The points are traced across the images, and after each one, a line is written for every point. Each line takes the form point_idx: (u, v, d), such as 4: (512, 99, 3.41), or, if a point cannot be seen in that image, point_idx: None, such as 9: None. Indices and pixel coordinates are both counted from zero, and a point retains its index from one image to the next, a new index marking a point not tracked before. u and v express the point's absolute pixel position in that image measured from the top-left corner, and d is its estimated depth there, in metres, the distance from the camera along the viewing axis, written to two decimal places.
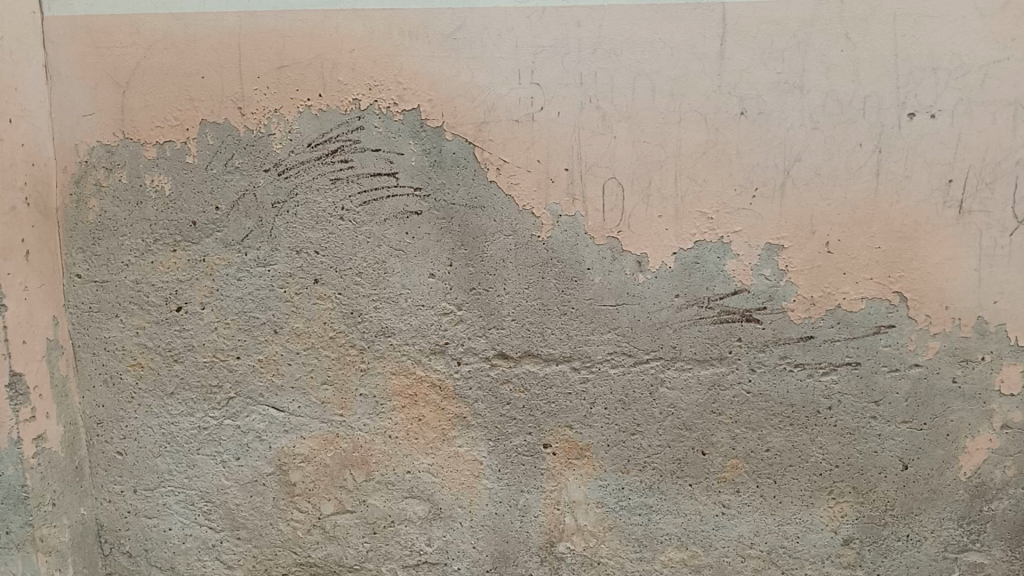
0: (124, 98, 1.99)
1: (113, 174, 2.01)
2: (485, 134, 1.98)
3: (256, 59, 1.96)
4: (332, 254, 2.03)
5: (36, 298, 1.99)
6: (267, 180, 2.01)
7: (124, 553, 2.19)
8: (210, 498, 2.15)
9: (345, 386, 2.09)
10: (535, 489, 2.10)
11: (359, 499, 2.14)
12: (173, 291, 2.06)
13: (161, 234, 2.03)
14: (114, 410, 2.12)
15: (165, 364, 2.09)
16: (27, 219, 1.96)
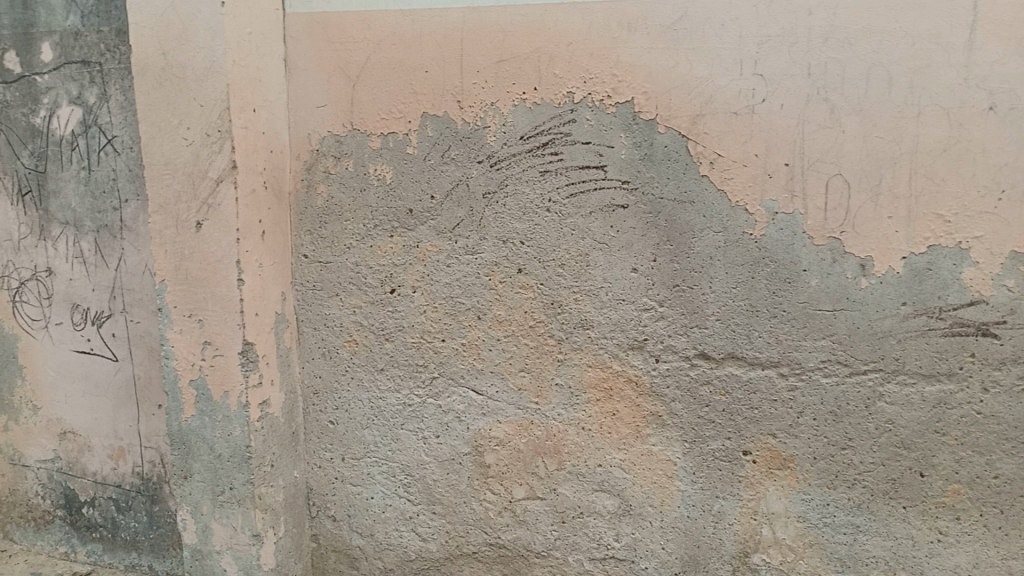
0: (353, 91, 2.09)
1: (341, 162, 2.14)
2: (700, 127, 1.90)
3: (477, 54, 1.99)
4: (537, 245, 2.04)
5: (269, 274, 2.14)
6: (479, 171, 2.05)
7: (329, 516, 2.34)
8: (410, 471, 2.24)
9: (542, 375, 2.09)
10: (731, 496, 2.02)
11: (551, 487, 2.14)
12: (388, 274, 2.16)
13: (380, 220, 2.14)
14: (329, 381, 2.27)
15: (377, 342, 2.20)
16: (264, 201, 2.11)
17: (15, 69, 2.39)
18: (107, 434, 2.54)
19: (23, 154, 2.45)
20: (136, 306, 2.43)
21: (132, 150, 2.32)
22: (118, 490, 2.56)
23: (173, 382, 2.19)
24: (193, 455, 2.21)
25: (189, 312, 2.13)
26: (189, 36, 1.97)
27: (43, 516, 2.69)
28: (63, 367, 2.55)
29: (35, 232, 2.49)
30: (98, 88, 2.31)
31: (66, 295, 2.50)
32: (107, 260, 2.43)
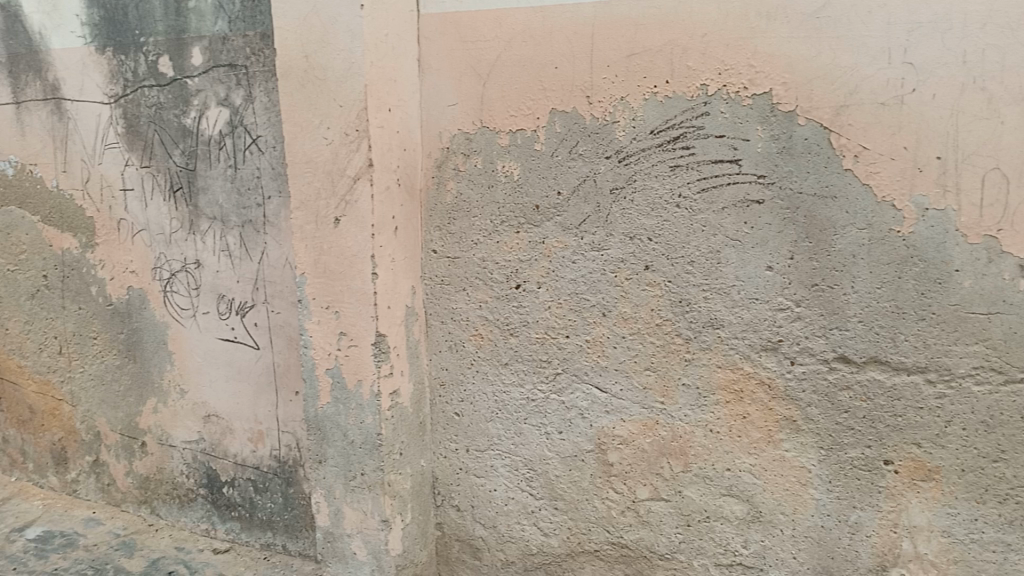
0: (483, 89, 2.10)
1: (469, 159, 2.17)
2: (843, 119, 1.81)
3: (608, 48, 1.96)
4: (666, 242, 2.00)
5: (400, 268, 2.20)
6: (607, 166, 2.02)
7: (453, 506, 2.39)
8: (532, 466, 2.25)
9: (668, 374, 2.05)
10: (870, 506, 1.93)
11: (676, 489, 2.10)
12: (514, 269, 2.17)
13: (507, 216, 2.15)
14: (456, 374, 2.31)
15: (502, 337, 2.22)
16: (397, 198, 2.17)
17: (169, 73, 2.56)
18: (247, 418, 2.69)
19: (176, 153, 2.62)
20: (276, 297, 2.55)
21: (275, 149, 2.43)
22: (256, 472, 2.71)
23: (310, 370, 2.29)
24: (327, 441, 2.30)
25: (326, 303, 2.22)
26: (329, 39, 2.05)
27: (187, 493, 2.87)
28: (209, 354, 2.71)
29: (186, 226, 2.66)
30: (244, 90, 2.44)
31: (213, 286, 2.66)
32: (251, 253, 2.56)
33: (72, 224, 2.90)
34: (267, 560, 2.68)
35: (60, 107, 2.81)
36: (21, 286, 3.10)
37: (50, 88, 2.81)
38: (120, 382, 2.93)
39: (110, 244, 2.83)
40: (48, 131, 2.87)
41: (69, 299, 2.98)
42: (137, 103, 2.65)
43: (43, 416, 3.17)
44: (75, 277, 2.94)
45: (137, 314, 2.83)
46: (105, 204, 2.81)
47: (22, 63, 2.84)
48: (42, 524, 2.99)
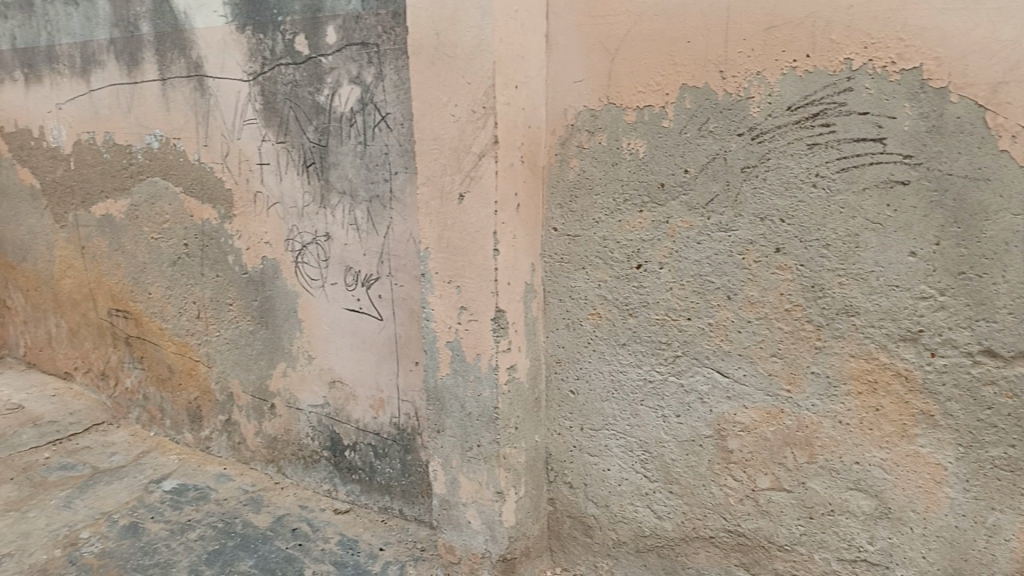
0: (612, 64, 2.08)
1: (594, 137, 2.15)
2: (1001, 96, 1.67)
3: (745, 22, 1.90)
4: (799, 224, 1.92)
5: (521, 245, 2.22)
6: (739, 144, 1.96)
7: (566, 483, 2.41)
8: (648, 448, 2.24)
9: (795, 361, 1.99)
10: (1011, 510, 1.81)
11: (799, 479, 2.04)
12: (636, 249, 2.15)
13: (631, 195, 2.13)
14: (572, 352, 2.32)
15: (621, 317, 2.21)
16: (521, 174, 2.18)
17: (305, 52, 2.66)
18: (369, 386, 2.79)
19: (309, 129, 2.73)
20: (400, 270, 2.63)
21: (403, 126, 2.49)
22: (376, 438, 2.81)
23: (432, 342, 2.35)
24: (446, 411, 2.36)
25: (449, 278, 2.26)
26: (460, 16, 2.07)
27: (311, 455, 3.01)
28: (335, 323, 2.83)
29: (317, 200, 2.77)
30: (375, 68, 2.51)
31: (341, 258, 2.76)
32: (377, 227, 2.64)
33: (212, 196, 3.08)
34: (385, 523, 2.79)
35: (203, 84, 2.98)
36: (164, 253, 3.32)
37: (194, 66, 2.98)
38: (252, 347, 3.10)
39: (246, 215, 2.99)
40: (191, 107, 3.04)
41: (207, 267, 3.17)
42: (274, 80, 2.77)
43: (181, 376, 3.40)
44: (213, 246, 3.12)
45: (270, 283, 2.98)
46: (242, 178, 2.96)
47: (169, 43, 3.02)
48: (178, 476, 3.21)
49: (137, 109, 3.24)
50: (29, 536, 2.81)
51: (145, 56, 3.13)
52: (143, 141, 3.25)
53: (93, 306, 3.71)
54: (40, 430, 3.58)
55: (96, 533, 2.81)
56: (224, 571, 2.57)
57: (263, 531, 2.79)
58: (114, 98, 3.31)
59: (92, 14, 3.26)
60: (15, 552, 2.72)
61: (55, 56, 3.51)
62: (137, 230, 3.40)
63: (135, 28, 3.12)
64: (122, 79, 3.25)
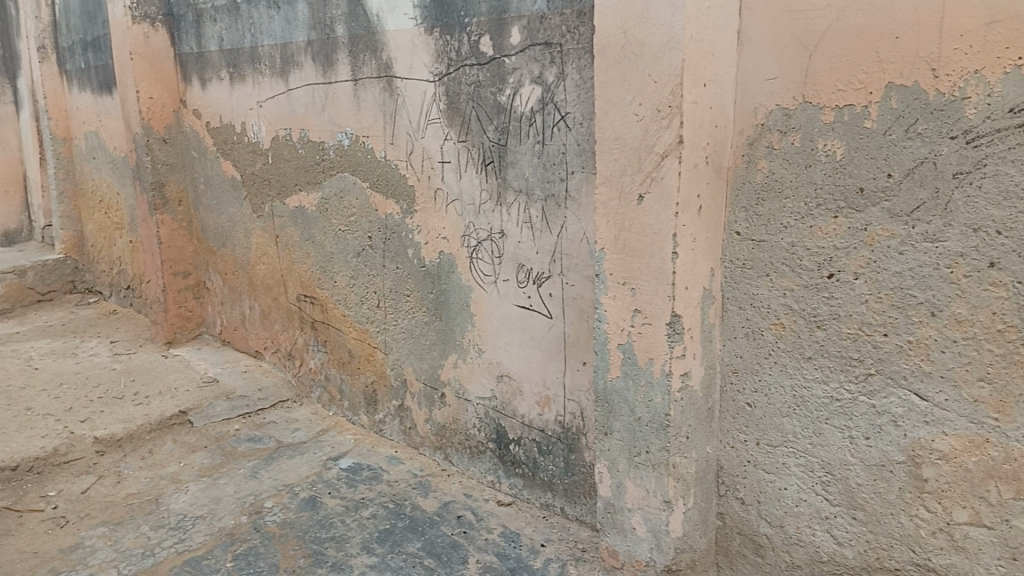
0: (808, 62, 1.97)
1: (786, 137, 2.05)
2: None
3: (963, 15, 1.72)
4: (1018, 237, 1.74)
5: (701, 249, 2.16)
6: (951, 147, 1.80)
7: (738, 499, 2.34)
8: (830, 470, 2.12)
9: (1007, 388, 1.80)
10: None
11: (1003, 517, 1.85)
12: (827, 257, 2.03)
13: (824, 200, 2.01)
14: (751, 362, 2.23)
15: (807, 329, 2.09)
16: (704, 176, 2.12)
17: (489, 53, 2.73)
18: (537, 383, 2.83)
19: (490, 128, 2.79)
20: (572, 270, 2.63)
21: (582, 126, 2.49)
22: (541, 434, 2.84)
23: (603, 343, 2.34)
24: (615, 414, 2.35)
25: (624, 280, 2.24)
26: (648, 14, 2.04)
27: (477, 446, 3.10)
28: (506, 319, 2.89)
29: (494, 197, 2.84)
30: (557, 68, 2.52)
31: (514, 256, 2.81)
32: (551, 226, 2.66)
33: (395, 192, 3.23)
34: (546, 519, 2.83)
35: (391, 85, 3.12)
36: (349, 244, 3.52)
37: (384, 67, 3.13)
38: (427, 337, 3.22)
39: (427, 211, 3.11)
40: (380, 107, 3.21)
41: (387, 259, 3.33)
42: (458, 80, 2.86)
43: (360, 360, 3.60)
44: (394, 239, 3.28)
45: (446, 277, 3.09)
46: (424, 174, 3.08)
47: (362, 44, 3.20)
48: (354, 455, 3.40)
49: (330, 107, 3.45)
50: (221, 501, 3.07)
51: (339, 58, 3.34)
52: (334, 138, 3.46)
53: (284, 291, 4.01)
54: (233, 403, 3.90)
55: (279, 503, 3.03)
56: (392, 551, 2.69)
57: (430, 515, 2.89)
58: (310, 98, 3.55)
59: (293, 18, 3.50)
60: (208, 515, 2.98)
61: (258, 58, 3.81)
62: (325, 222, 3.63)
63: (331, 31, 3.33)
64: (319, 79, 3.47)
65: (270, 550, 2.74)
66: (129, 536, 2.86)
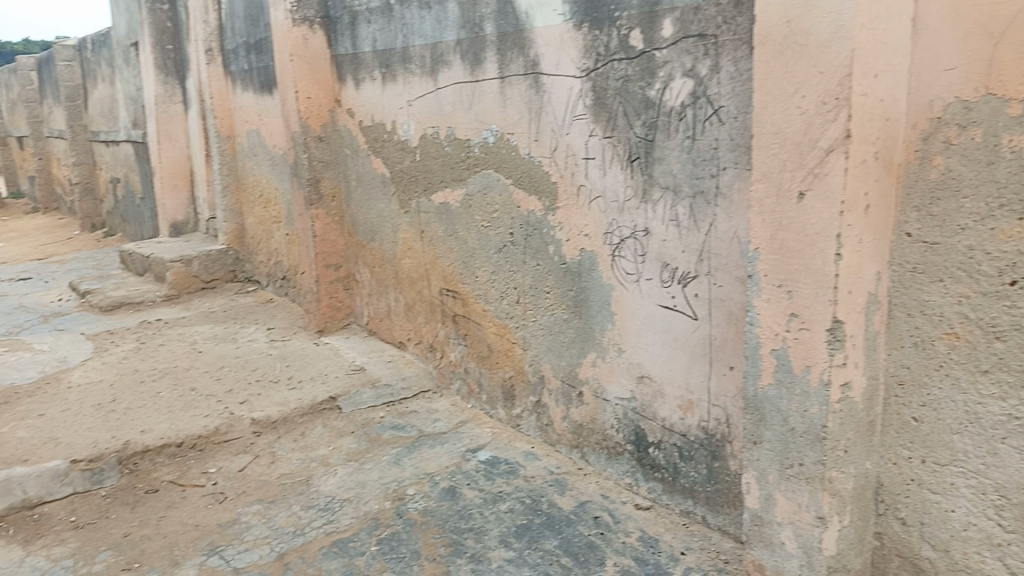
0: (994, 51, 1.80)
1: (966, 132, 1.88)
2: None
3: None
4: None
5: (867, 251, 2.02)
6: None
7: (898, 518, 2.18)
8: (1005, 493, 1.94)
9: None
10: None
11: None
12: (1010, 263, 1.85)
13: (1009, 199, 1.84)
14: (919, 375, 2.07)
15: (985, 340, 1.92)
16: (873, 172, 1.98)
17: (639, 47, 2.67)
18: (679, 386, 2.76)
19: (637, 123, 2.74)
20: (720, 270, 2.54)
21: (736, 120, 2.40)
22: (683, 439, 2.78)
23: (755, 348, 2.24)
24: (766, 423, 2.24)
25: (780, 282, 2.14)
26: (815, 2, 1.92)
27: (615, 447, 3.06)
28: (648, 319, 2.83)
29: (639, 194, 2.78)
30: (710, 60, 2.44)
31: (658, 254, 2.75)
32: (699, 225, 2.58)
33: (538, 189, 3.23)
34: (686, 527, 2.76)
35: (538, 82, 3.13)
36: (491, 240, 3.56)
37: (531, 64, 3.14)
38: (566, 334, 3.21)
39: (569, 208, 3.09)
40: (526, 104, 3.22)
41: (529, 255, 3.35)
42: (606, 76, 2.82)
43: (499, 355, 3.64)
44: (536, 236, 3.29)
45: (587, 274, 3.06)
46: (568, 171, 3.06)
47: (510, 42, 3.22)
48: (491, 448, 3.44)
49: (477, 105, 3.50)
50: (365, 486, 3.19)
51: (487, 56, 3.38)
52: (480, 135, 3.51)
53: (427, 285, 4.12)
54: (378, 390, 4.04)
55: (420, 491, 3.11)
56: (530, 547, 2.70)
57: (567, 514, 2.88)
58: (457, 96, 3.62)
59: (444, 18, 3.58)
60: (354, 499, 3.10)
61: (409, 58, 3.92)
62: (469, 218, 3.69)
63: (480, 29, 3.37)
64: (467, 77, 3.53)
65: (411, 537, 2.81)
66: (281, 514, 3.03)
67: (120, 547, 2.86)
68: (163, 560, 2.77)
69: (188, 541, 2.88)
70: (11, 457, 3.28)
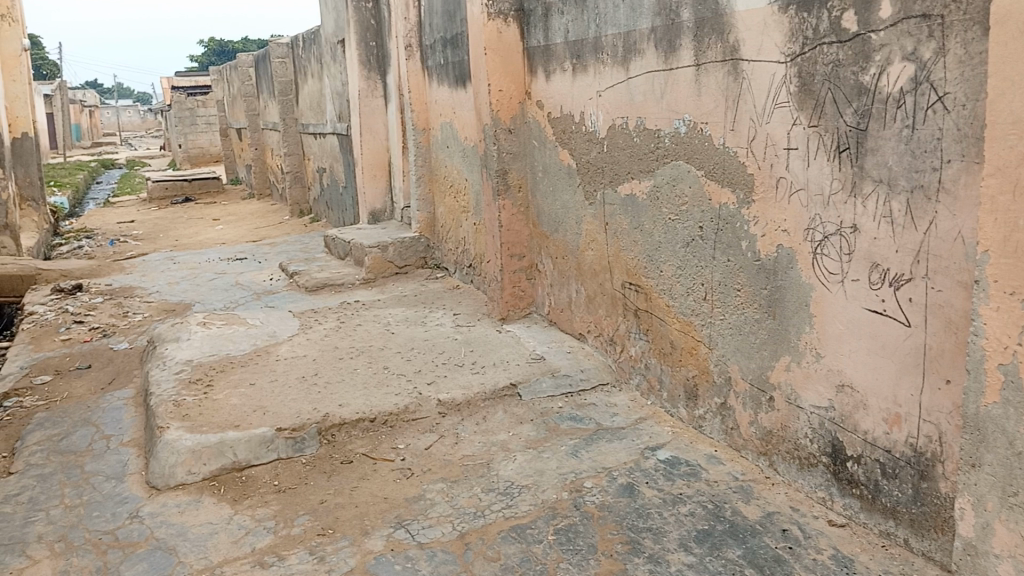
0: None
1: None
2: None
3: None
4: None
5: None
6: None
7: None
8: None
9: None
10: None
11: None
12: None
13: None
14: None
15: None
16: None
17: (853, 29, 2.48)
18: (885, 398, 2.55)
19: (848, 112, 2.54)
20: (940, 273, 2.31)
21: (965, 108, 2.16)
22: (887, 455, 2.57)
23: (978, 362, 2.00)
24: (987, 445, 2.00)
25: (1012, 289, 1.90)
26: None
27: (808, 457, 2.89)
28: (852, 323, 2.63)
29: (848, 188, 2.58)
30: (936, 42, 2.21)
31: (867, 254, 2.54)
32: (917, 222, 2.35)
33: (732, 180, 3.09)
34: (886, 549, 2.55)
35: (737, 68, 2.98)
36: (679, 234, 3.46)
37: (731, 50, 3.00)
38: (757, 335, 3.06)
39: (766, 202, 2.93)
40: (723, 92, 3.08)
41: (719, 250, 3.21)
42: (814, 61, 2.64)
43: (683, 353, 3.53)
44: (727, 230, 3.15)
45: (783, 273, 2.89)
46: (767, 163, 2.90)
47: (708, 27, 3.10)
48: (672, 448, 3.35)
49: (670, 94, 3.40)
50: (544, 475, 3.22)
51: (683, 43, 3.27)
52: (672, 126, 3.41)
53: (610, 277, 4.07)
54: (558, 380, 4.06)
55: (598, 485, 3.09)
56: (711, 553, 2.60)
57: (752, 523, 2.75)
58: (650, 85, 3.54)
59: (638, 5, 3.51)
60: (532, 486, 3.14)
61: (601, 48, 3.89)
62: (656, 211, 3.61)
63: (676, 15, 3.28)
64: (660, 66, 3.44)
65: (588, 530, 2.80)
66: (463, 495, 3.12)
67: (317, 513, 3.07)
68: (354, 528, 2.94)
69: (377, 513, 3.04)
70: (226, 422, 3.62)
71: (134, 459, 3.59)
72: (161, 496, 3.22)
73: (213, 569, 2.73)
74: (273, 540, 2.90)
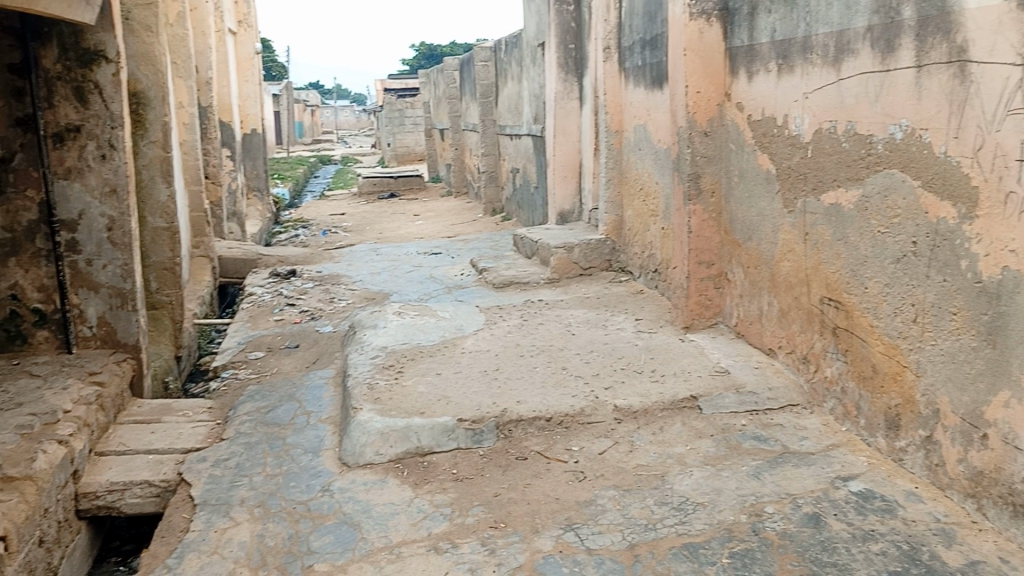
0: None
1: None
2: None
3: None
4: None
5: None
6: None
7: None
8: None
9: None
10: None
11: None
12: None
13: None
14: None
15: None
16: None
17: None
18: None
19: None
20: None
21: None
22: None
23: None
24: None
25: None
26: None
27: None
28: None
29: None
30: None
31: None
32: None
33: (953, 193, 2.79)
34: None
35: (965, 70, 2.69)
36: (889, 248, 3.17)
37: (958, 50, 2.71)
38: (973, 365, 2.75)
39: (992, 217, 2.61)
40: (947, 96, 2.78)
41: (934, 269, 2.92)
42: None
43: (886, 379, 3.24)
44: (945, 247, 2.85)
45: (1008, 298, 2.57)
46: (995, 174, 2.59)
47: (932, 26, 2.82)
48: (866, 480, 3.08)
49: (885, 97, 3.13)
50: (721, 494, 3.08)
51: (902, 42, 3.00)
52: (886, 131, 3.13)
53: (807, 292, 3.82)
54: (742, 396, 3.87)
55: (780, 511, 2.91)
56: None
57: (954, 572, 2.47)
58: (862, 87, 3.28)
59: (854, 3, 3.27)
60: (708, 504, 3.01)
61: (809, 48, 3.66)
62: (864, 222, 3.33)
63: (897, 13, 3.01)
64: (876, 67, 3.18)
65: (766, 558, 2.65)
66: (635, 505, 3.06)
67: (489, 505, 3.14)
68: (525, 525, 2.98)
69: (548, 512, 3.06)
70: (412, 408, 3.80)
71: (328, 436, 3.86)
72: (350, 473, 3.44)
73: (392, 548, 2.87)
74: (448, 526, 3.00)
